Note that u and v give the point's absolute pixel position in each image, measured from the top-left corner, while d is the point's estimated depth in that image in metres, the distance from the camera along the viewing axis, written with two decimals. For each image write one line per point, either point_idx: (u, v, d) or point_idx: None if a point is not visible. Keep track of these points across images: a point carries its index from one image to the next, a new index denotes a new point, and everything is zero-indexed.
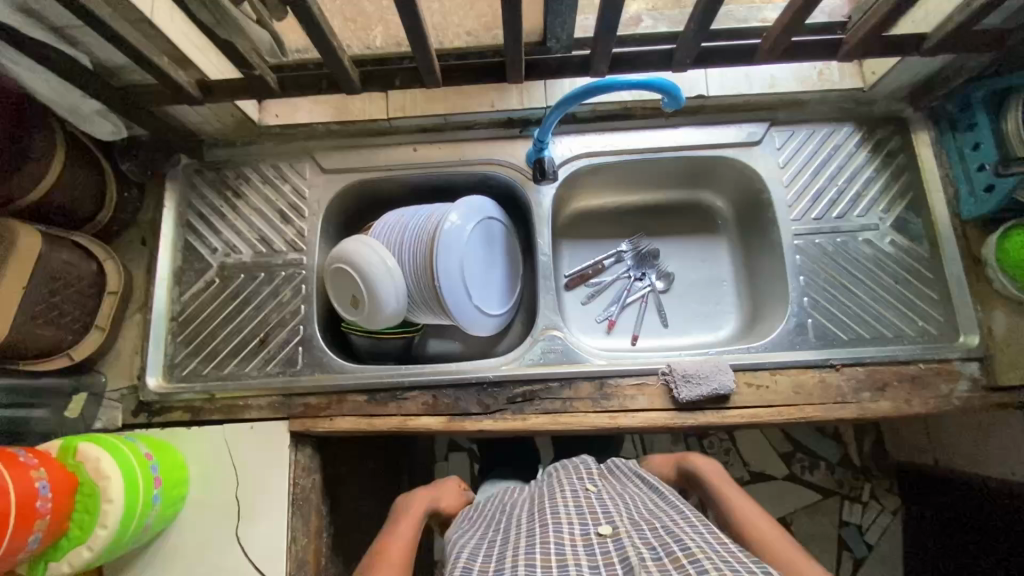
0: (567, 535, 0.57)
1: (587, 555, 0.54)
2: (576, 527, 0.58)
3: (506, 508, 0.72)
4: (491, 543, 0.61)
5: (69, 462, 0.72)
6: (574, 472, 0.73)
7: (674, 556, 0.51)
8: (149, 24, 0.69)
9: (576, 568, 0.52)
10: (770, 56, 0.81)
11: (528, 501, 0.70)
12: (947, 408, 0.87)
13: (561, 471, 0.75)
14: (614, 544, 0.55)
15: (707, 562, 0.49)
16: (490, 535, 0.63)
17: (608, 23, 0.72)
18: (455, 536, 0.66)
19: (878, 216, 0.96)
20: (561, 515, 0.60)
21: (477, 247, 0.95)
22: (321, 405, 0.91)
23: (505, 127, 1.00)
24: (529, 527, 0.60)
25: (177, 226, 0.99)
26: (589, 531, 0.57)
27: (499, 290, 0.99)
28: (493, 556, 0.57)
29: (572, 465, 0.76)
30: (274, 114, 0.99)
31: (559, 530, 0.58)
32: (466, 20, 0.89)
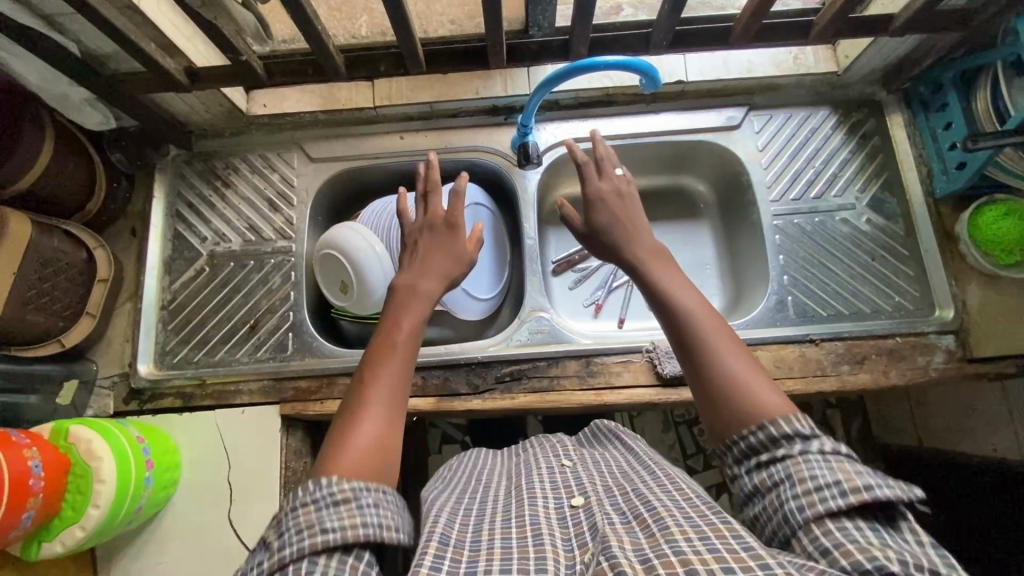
0: (541, 507, 0.57)
1: (561, 527, 0.54)
2: (551, 501, 0.59)
3: (483, 475, 0.73)
4: (467, 509, 0.60)
5: (62, 444, 0.74)
6: (553, 449, 0.74)
7: (641, 517, 0.52)
8: (137, 10, 0.71)
9: (549, 538, 0.52)
10: (744, 39, 0.83)
11: (506, 476, 0.70)
12: (924, 379, 0.89)
13: (541, 448, 0.77)
14: (584, 513, 0.55)
15: (671, 519, 0.49)
16: (463, 499, 0.63)
17: (586, 6, 0.74)
18: (430, 493, 0.68)
19: (855, 196, 0.98)
20: (537, 490, 0.61)
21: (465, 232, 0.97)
22: (311, 388, 0.92)
23: (490, 115, 1.02)
24: (506, 500, 0.61)
25: (166, 216, 1.00)
26: (563, 503, 0.58)
27: (489, 275, 1.00)
28: (471, 525, 0.56)
29: (548, 442, 0.78)
30: (263, 104, 1.00)
31: (535, 503, 0.58)
32: (449, 9, 0.92)
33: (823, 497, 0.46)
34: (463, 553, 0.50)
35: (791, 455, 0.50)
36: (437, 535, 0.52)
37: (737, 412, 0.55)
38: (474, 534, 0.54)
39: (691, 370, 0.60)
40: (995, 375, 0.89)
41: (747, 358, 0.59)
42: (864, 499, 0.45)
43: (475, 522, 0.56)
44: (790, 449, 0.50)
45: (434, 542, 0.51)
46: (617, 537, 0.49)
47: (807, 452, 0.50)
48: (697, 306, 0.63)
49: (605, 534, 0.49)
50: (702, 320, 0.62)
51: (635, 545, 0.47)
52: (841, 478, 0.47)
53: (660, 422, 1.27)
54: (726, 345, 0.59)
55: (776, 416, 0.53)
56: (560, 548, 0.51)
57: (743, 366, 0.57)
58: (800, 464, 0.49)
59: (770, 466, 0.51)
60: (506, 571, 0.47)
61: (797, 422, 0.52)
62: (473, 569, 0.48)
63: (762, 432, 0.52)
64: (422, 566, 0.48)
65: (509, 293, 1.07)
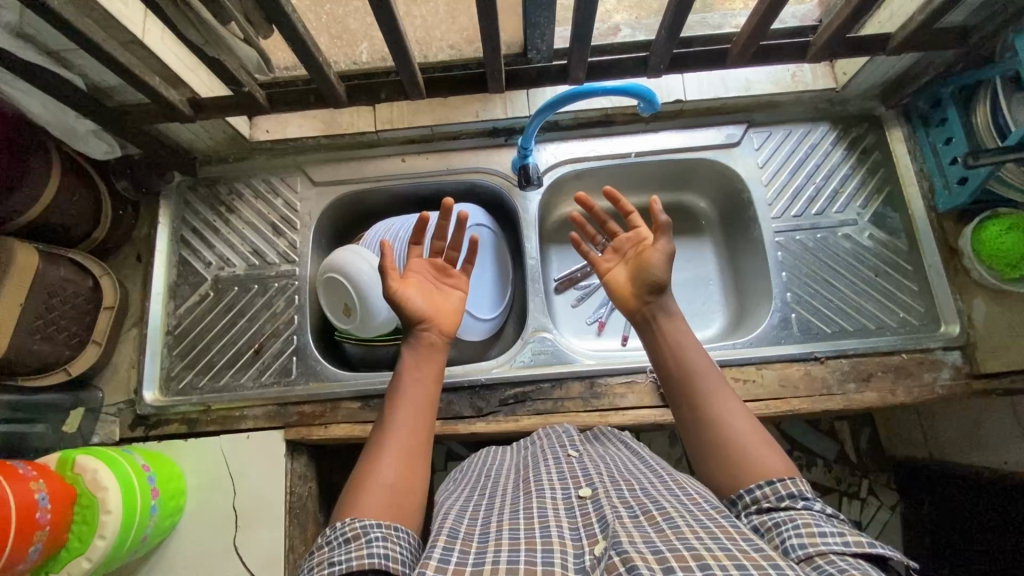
0: (549, 499, 0.58)
1: (567, 518, 0.54)
2: (557, 492, 0.59)
3: (493, 471, 0.73)
4: (478, 506, 0.61)
5: (68, 474, 0.74)
6: (559, 441, 0.75)
7: (650, 514, 0.52)
8: (141, 45, 0.72)
9: (557, 529, 0.52)
10: (741, 60, 0.84)
11: (515, 469, 0.71)
12: (932, 397, 0.89)
13: (547, 441, 0.77)
14: (592, 504, 0.55)
15: (680, 520, 0.49)
16: (476, 498, 0.64)
17: (584, 32, 0.75)
18: (443, 498, 0.68)
19: (857, 212, 0.98)
20: (544, 481, 0.62)
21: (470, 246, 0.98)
22: (316, 413, 0.93)
23: (491, 137, 1.03)
24: (514, 493, 0.62)
25: (172, 241, 1.01)
26: (571, 494, 0.59)
27: (488, 292, 0.99)
28: (480, 519, 0.57)
29: (554, 434, 0.78)
30: (266, 130, 1.01)
31: (541, 495, 0.59)
32: (449, 34, 0.90)
33: (826, 540, 0.46)
34: (472, 544, 0.52)
35: (793, 507, 0.52)
36: (445, 531, 0.54)
37: (741, 471, 0.57)
38: (484, 528, 0.55)
39: (704, 436, 0.61)
40: (1003, 391, 0.88)
41: (753, 423, 0.61)
42: (867, 550, 0.45)
43: (484, 517, 0.57)
44: (793, 503, 0.52)
45: (444, 537, 0.53)
46: (628, 532, 0.49)
47: (809, 509, 0.51)
48: (703, 365, 0.66)
49: (614, 529, 0.49)
50: (707, 379, 0.64)
51: (645, 538, 0.47)
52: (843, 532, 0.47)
53: (665, 437, 1.26)
54: (735, 412, 0.61)
55: (779, 476, 0.55)
56: (568, 538, 0.50)
57: (745, 428, 0.60)
58: (803, 516, 0.50)
59: (771, 513, 0.52)
60: (511, 561, 0.47)
61: (799, 485, 0.54)
62: (480, 560, 0.48)
63: (767, 487, 0.54)
64: (431, 558, 0.49)
65: (511, 314, 1.06)
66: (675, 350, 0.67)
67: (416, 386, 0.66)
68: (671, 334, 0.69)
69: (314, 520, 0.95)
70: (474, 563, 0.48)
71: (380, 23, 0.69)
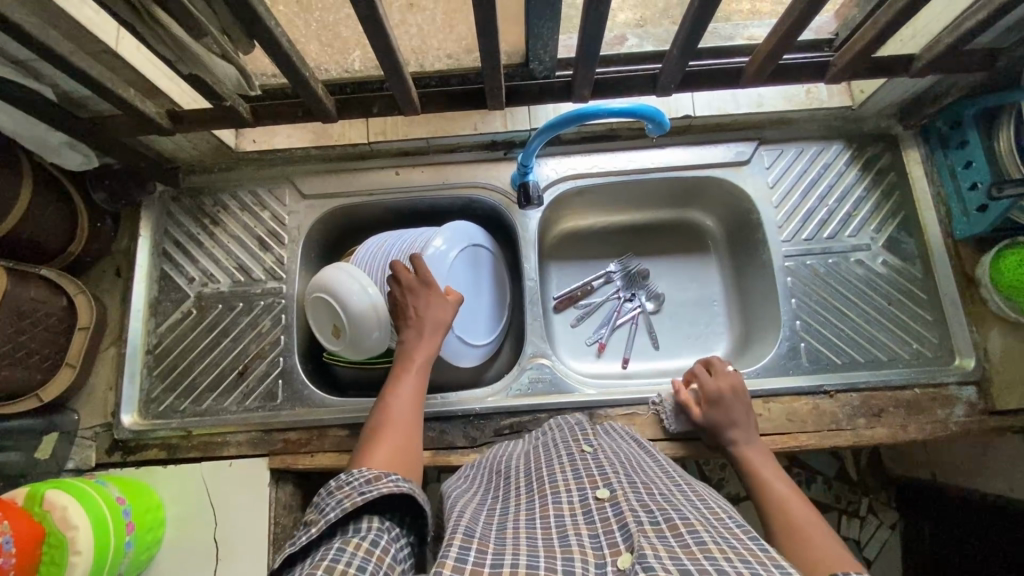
0: (565, 506, 0.55)
1: (587, 523, 0.51)
2: (573, 495, 0.56)
3: (503, 467, 0.70)
4: (490, 509, 0.58)
5: (36, 511, 0.70)
6: (573, 434, 0.71)
7: (672, 523, 0.48)
8: (114, 55, 0.67)
9: (576, 537, 0.49)
10: (757, 79, 0.80)
11: (524, 464, 0.68)
12: (944, 434, 0.85)
13: (560, 433, 0.74)
14: (611, 508, 0.52)
15: (706, 534, 0.46)
16: (490, 501, 0.61)
17: (591, 49, 0.70)
18: (454, 492, 0.65)
19: (870, 236, 0.94)
20: (559, 483, 0.59)
21: (469, 268, 0.93)
22: (301, 441, 0.89)
23: (489, 150, 0.98)
24: (526, 499, 0.59)
25: (153, 255, 0.97)
26: (587, 496, 0.55)
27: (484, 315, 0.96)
28: (494, 522, 0.54)
29: (567, 426, 0.75)
30: (252, 140, 0.96)
31: (557, 500, 0.56)
32: (446, 43, 0.81)
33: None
34: (488, 545, 0.48)
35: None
36: (461, 528, 0.50)
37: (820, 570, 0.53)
38: (499, 532, 0.52)
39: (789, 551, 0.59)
40: (1017, 429, 0.85)
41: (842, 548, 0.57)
42: None
43: (500, 520, 0.54)
44: None
45: (460, 534, 0.49)
46: (650, 544, 0.45)
47: None
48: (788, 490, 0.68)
49: (638, 541, 0.45)
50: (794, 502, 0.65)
51: (670, 553, 0.43)
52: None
53: None
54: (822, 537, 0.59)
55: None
56: (588, 547, 0.48)
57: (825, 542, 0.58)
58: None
59: None
60: (531, 566, 0.44)
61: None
62: (499, 560, 0.45)
63: None
64: (448, 557, 0.45)
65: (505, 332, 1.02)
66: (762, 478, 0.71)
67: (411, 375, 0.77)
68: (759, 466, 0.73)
69: None
70: (492, 565, 0.44)
71: (370, 37, 0.63)
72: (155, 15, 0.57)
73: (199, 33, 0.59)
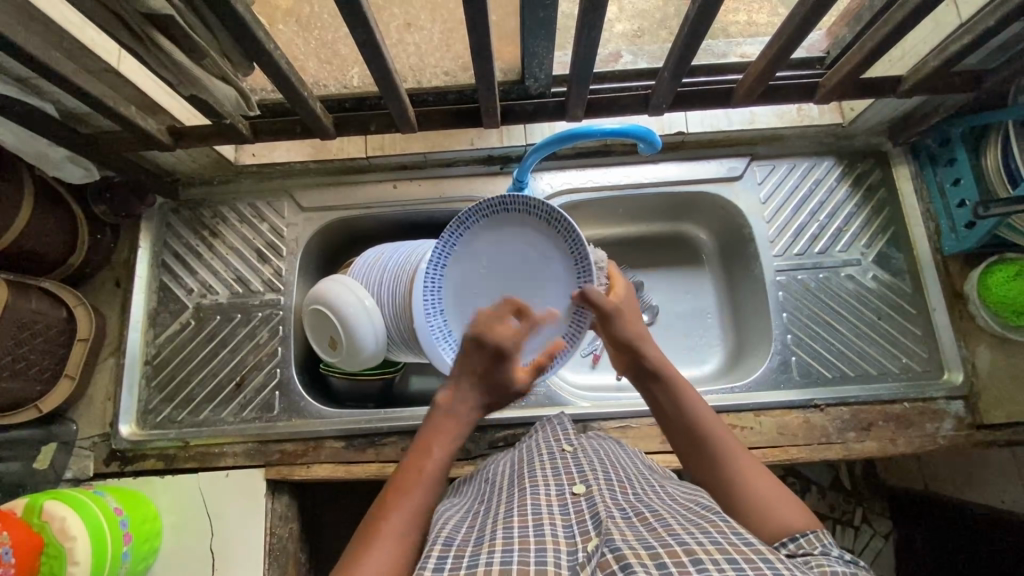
0: (543, 496, 0.55)
1: (562, 514, 0.51)
2: (551, 488, 0.57)
3: (491, 475, 0.71)
4: (476, 513, 0.59)
5: (34, 522, 0.71)
6: (555, 433, 0.72)
7: (642, 516, 0.49)
8: (116, 74, 0.68)
9: (550, 527, 0.49)
10: (747, 99, 0.81)
11: (509, 467, 0.69)
12: (933, 448, 0.87)
13: (544, 432, 0.74)
14: (586, 501, 0.53)
15: (672, 519, 0.48)
16: (477, 506, 0.62)
17: (584, 71, 0.72)
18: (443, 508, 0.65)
19: (860, 252, 0.96)
20: (538, 478, 0.60)
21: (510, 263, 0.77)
22: (298, 451, 0.90)
23: (485, 164, 1.00)
24: (508, 494, 0.60)
25: (152, 266, 0.98)
26: (564, 490, 0.56)
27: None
28: (477, 526, 0.55)
29: (550, 425, 0.76)
30: (252, 153, 0.98)
31: (536, 492, 0.57)
32: (444, 61, 0.86)
33: (836, 572, 0.45)
34: (466, 550, 0.49)
35: (811, 552, 0.49)
36: (440, 540, 0.51)
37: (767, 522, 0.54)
38: (478, 533, 0.52)
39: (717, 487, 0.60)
40: (1005, 443, 0.86)
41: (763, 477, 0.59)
42: None
43: (478, 524, 0.55)
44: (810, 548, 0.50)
45: (438, 545, 0.50)
46: (620, 529, 0.47)
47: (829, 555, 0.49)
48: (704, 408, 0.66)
49: (607, 526, 0.47)
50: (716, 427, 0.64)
51: (638, 536, 0.45)
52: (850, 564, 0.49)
53: None
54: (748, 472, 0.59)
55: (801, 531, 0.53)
56: (561, 536, 0.48)
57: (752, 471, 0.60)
58: (819, 558, 0.48)
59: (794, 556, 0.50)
60: (504, 563, 0.44)
61: (825, 538, 0.51)
62: (473, 562, 0.45)
63: (791, 543, 0.51)
64: (425, 570, 0.46)
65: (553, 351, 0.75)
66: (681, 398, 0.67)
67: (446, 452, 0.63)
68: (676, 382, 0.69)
69: (293, 560, 0.92)
70: (468, 566, 0.45)
71: (367, 61, 0.65)
72: (158, 40, 0.58)
73: (200, 55, 0.60)
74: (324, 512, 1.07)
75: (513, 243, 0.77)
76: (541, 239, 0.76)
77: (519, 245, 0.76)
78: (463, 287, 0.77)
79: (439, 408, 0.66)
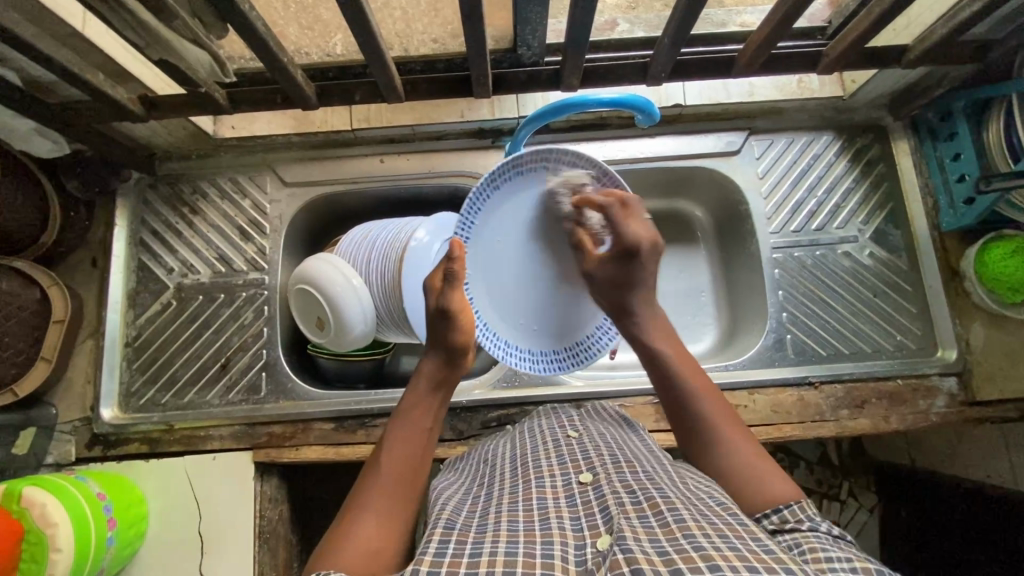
0: (548, 488, 0.54)
1: (568, 507, 0.51)
2: (557, 479, 0.56)
3: (490, 456, 0.69)
4: (475, 496, 0.58)
5: (14, 509, 0.69)
6: (559, 421, 0.71)
7: (653, 502, 0.48)
8: (81, 37, 0.64)
9: (557, 521, 0.48)
10: (748, 69, 0.78)
11: (510, 450, 0.67)
12: (925, 424, 0.87)
13: (548, 419, 0.73)
14: (594, 491, 0.52)
15: (685, 511, 0.46)
16: (475, 488, 0.61)
17: (580, 38, 0.68)
18: (440, 486, 0.64)
19: (858, 228, 0.94)
20: (543, 468, 0.58)
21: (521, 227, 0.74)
22: (286, 434, 0.88)
23: (477, 138, 0.96)
24: (511, 481, 0.58)
25: (130, 244, 0.94)
26: (571, 481, 0.55)
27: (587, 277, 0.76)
28: (477, 512, 0.53)
29: (554, 412, 0.75)
30: (230, 126, 0.93)
31: (540, 484, 0.55)
32: (431, 27, 0.78)
33: (831, 565, 0.43)
34: (468, 535, 0.47)
35: (798, 528, 0.49)
36: (442, 524, 0.50)
37: (746, 495, 0.55)
38: (481, 519, 0.51)
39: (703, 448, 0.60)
40: (997, 420, 0.87)
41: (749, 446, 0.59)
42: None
43: (482, 509, 0.54)
44: (797, 524, 0.49)
45: (440, 529, 0.49)
46: (631, 527, 0.45)
47: (814, 532, 0.48)
48: (674, 352, 0.67)
49: (618, 523, 0.45)
50: (691, 380, 0.64)
51: (649, 536, 0.43)
52: (838, 541, 0.48)
53: None
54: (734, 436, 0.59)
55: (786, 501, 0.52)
56: (568, 529, 0.47)
57: (728, 426, 0.60)
58: (809, 539, 0.47)
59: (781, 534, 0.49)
60: (510, 553, 0.43)
61: (809, 509, 0.51)
62: (477, 551, 0.44)
63: (774, 515, 0.51)
64: (427, 554, 0.45)
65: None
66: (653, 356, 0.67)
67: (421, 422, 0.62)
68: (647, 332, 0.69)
69: (284, 542, 0.91)
70: (470, 555, 0.44)
71: (350, 25, 0.61)
72: None
73: (169, 17, 0.56)
74: (315, 493, 1.06)
75: (511, 214, 0.74)
76: (556, 198, 0.74)
77: (531, 214, 0.74)
78: (498, 286, 0.74)
79: (425, 376, 0.66)
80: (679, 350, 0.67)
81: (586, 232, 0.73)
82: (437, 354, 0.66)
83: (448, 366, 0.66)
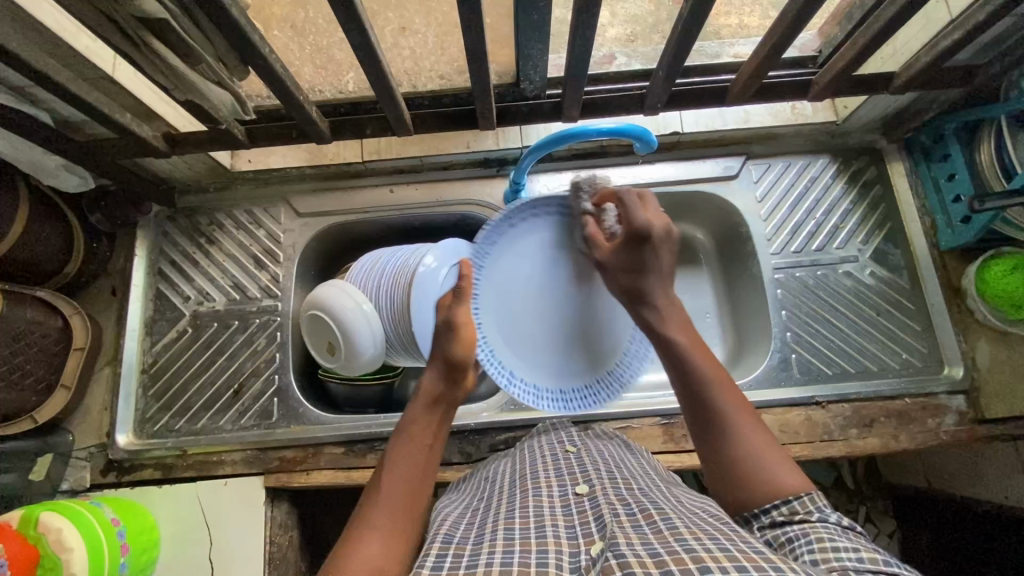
0: (546, 497, 0.56)
1: (564, 515, 0.52)
2: (554, 490, 0.57)
3: (491, 474, 0.70)
4: (475, 510, 0.59)
5: (29, 534, 0.69)
6: (559, 437, 0.72)
7: (647, 513, 0.49)
8: (110, 80, 0.68)
9: (552, 528, 0.49)
10: (741, 98, 0.81)
11: (510, 466, 0.68)
12: (935, 443, 0.87)
13: (549, 436, 0.74)
14: (589, 501, 0.53)
15: (678, 521, 0.47)
16: (475, 503, 0.62)
17: (580, 72, 0.72)
18: (444, 505, 0.66)
19: (857, 247, 0.96)
20: (541, 480, 0.60)
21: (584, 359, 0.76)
22: (297, 458, 0.89)
23: (482, 167, 1.00)
24: (508, 495, 0.59)
25: (149, 274, 0.97)
26: (567, 492, 0.56)
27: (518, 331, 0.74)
28: (476, 523, 0.55)
29: (556, 430, 0.75)
30: (248, 160, 0.97)
31: (537, 494, 0.57)
32: (439, 65, 0.86)
33: (838, 555, 0.45)
34: (466, 547, 0.48)
35: (806, 519, 0.50)
36: (440, 537, 0.51)
37: (751, 483, 0.54)
38: (477, 531, 0.52)
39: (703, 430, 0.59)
40: (1005, 438, 0.86)
41: (756, 424, 0.58)
42: (880, 566, 0.43)
43: (480, 521, 0.55)
44: (805, 516, 0.50)
45: (438, 542, 0.50)
46: (624, 533, 0.46)
47: (823, 522, 0.49)
48: (689, 340, 0.63)
49: (611, 530, 0.46)
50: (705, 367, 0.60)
51: (643, 540, 0.44)
52: (847, 530, 0.49)
53: None
54: (744, 419, 0.58)
55: (795, 493, 0.53)
56: (563, 537, 0.48)
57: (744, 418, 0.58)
58: (817, 530, 0.48)
59: (785, 528, 0.51)
60: (506, 562, 0.44)
61: (819, 501, 0.52)
62: (474, 562, 0.45)
63: (784, 507, 0.52)
64: (424, 566, 0.46)
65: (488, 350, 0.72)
66: (666, 341, 0.63)
67: (422, 435, 0.63)
68: (660, 317, 0.64)
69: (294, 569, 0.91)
70: (467, 566, 0.44)
71: (362, 65, 0.65)
72: (151, 44, 0.58)
73: (195, 60, 0.60)
74: (326, 521, 1.06)
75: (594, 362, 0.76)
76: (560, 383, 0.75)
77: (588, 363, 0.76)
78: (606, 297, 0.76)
79: (424, 392, 0.66)
80: (694, 339, 0.63)
81: (599, 228, 0.72)
82: (437, 367, 0.66)
83: (446, 380, 0.67)
